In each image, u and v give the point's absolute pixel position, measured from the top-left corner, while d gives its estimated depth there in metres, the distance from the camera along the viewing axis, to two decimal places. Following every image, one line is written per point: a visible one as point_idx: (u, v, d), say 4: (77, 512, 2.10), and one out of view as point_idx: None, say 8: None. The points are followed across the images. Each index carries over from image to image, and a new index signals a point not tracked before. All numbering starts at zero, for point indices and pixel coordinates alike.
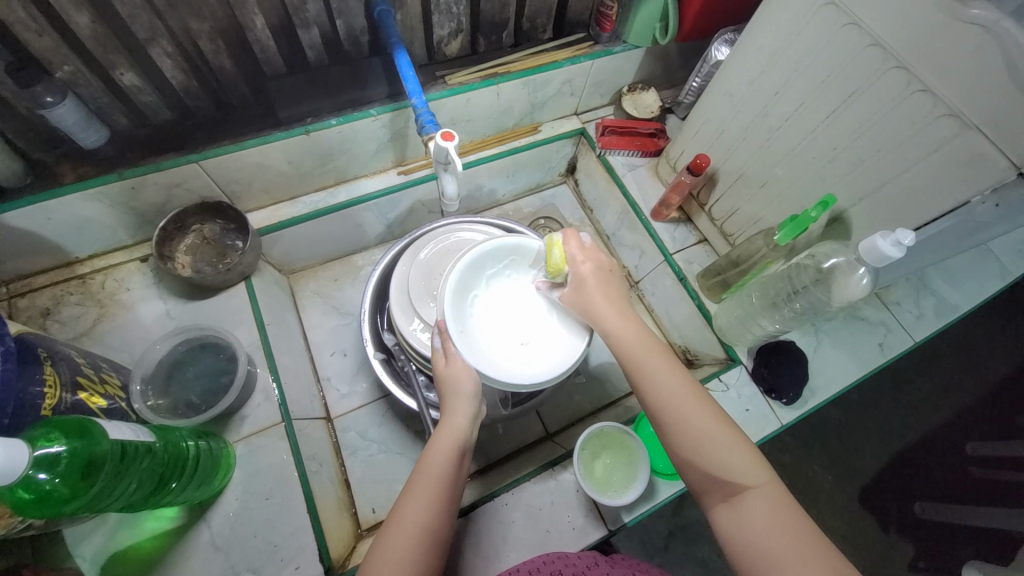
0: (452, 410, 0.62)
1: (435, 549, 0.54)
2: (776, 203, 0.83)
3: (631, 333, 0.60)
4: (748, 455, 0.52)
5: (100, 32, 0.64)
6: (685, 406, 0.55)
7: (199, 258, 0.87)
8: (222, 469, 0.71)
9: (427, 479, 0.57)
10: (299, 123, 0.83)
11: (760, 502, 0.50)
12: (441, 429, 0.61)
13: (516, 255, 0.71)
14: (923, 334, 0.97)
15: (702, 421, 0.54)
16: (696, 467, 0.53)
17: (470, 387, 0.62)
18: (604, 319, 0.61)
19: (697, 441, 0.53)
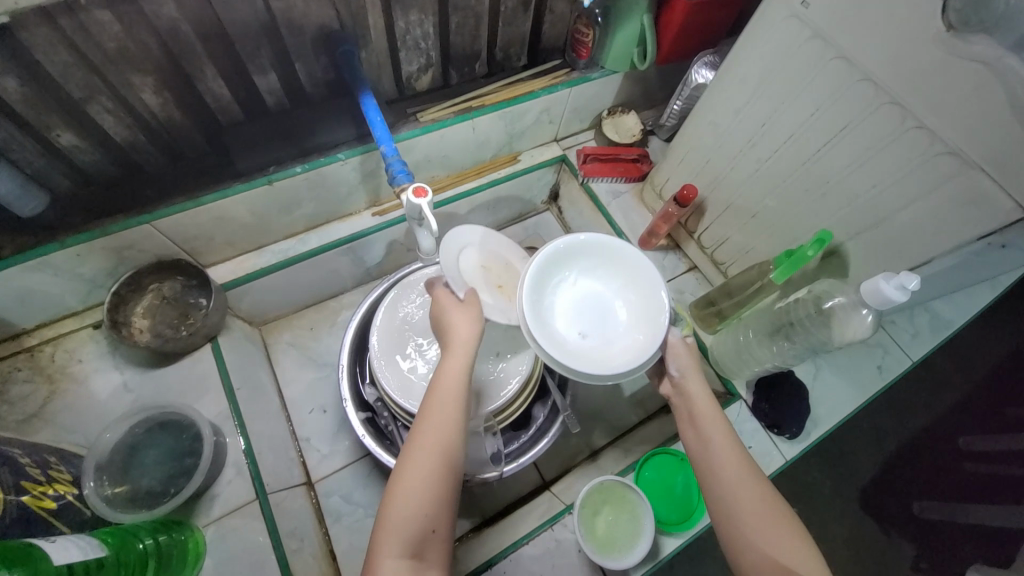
0: (458, 336, 0.61)
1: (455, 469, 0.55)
2: (767, 233, 0.80)
3: (715, 422, 0.61)
4: (806, 549, 0.53)
5: (31, 94, 0.58)
6: (753, 492, 0.56)
7: (159, 320, 0.81)
8: (191, 561, 0.64)
9: (443, 406, 0.56)
10: (260, 173, 0.77)
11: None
12: (450, 357, 0.60)
13: (618, 259, 0.65)
14: (921, 351, 0.95)
15: (766, 510, 0.55)
16: (753, 557, 0.54)
17: (474, 328, 0.62)
18: (703, 407, 0.62)
19: (766, 535, 0.54)
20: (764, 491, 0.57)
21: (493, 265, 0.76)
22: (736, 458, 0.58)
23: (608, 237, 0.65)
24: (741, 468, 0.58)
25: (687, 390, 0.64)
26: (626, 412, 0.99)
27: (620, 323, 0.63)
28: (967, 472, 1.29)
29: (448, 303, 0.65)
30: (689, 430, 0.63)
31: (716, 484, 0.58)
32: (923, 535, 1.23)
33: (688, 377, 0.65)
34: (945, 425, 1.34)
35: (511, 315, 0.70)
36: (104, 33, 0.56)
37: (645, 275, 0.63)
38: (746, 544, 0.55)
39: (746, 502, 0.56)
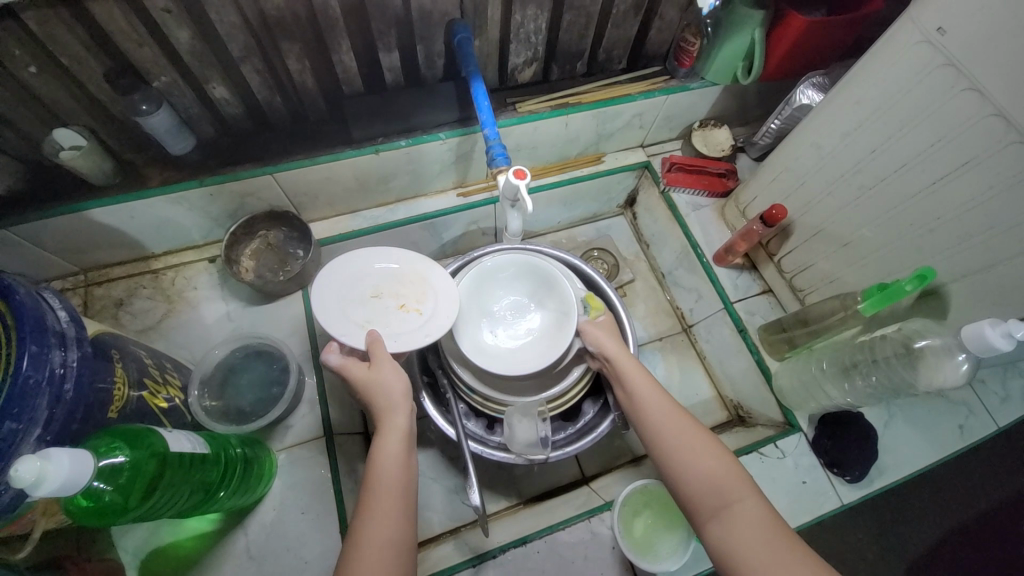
0: (390, 415, 0.63)
1: (407, 549, 0.56)
2: (858, 264, 0.78)
3: (633, 371, 0.72)
4: (735, 472, 0.59)
5: (198, 48, 0.66)
6: (675, 428, 0.64)
7: (261, 263, 0.90)
8: (265, 478, 0.72)
9: (386, 490, 0.58)
10: (369, 142, 0.84)
11: (745, 514, 0.55)
12: (383, 436, 0.62)
13: (542, 282, 0.86)
14: (1010, 419, 0.87)
15: (690, 443, 0.62)
16: (688, 485, 0.60)
17: (401, 386, 0.64)
18: (620, 361, 0.74)
19: (685, 459, 0.61)
20: (690, 429, 0.64)
21: (395, 285, 0.75)
22: (659, 405, 0.67)
23: (534, 263, 0.87)
24: (665, 412, 0.66)
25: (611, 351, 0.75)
26: None
27: (535, 331, 0.86)
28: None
29: (355, 368, 0.65)
30: (618, 390, 0.73)
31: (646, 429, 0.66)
32: None
33: (605, 344, 0.77)
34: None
35: (418, 334, 0.70)
36: (268, 2, 0.64)
37: (557, 299, 0.84)
38: (681, 478, 0.60)
39: (668, 432, 0.64)
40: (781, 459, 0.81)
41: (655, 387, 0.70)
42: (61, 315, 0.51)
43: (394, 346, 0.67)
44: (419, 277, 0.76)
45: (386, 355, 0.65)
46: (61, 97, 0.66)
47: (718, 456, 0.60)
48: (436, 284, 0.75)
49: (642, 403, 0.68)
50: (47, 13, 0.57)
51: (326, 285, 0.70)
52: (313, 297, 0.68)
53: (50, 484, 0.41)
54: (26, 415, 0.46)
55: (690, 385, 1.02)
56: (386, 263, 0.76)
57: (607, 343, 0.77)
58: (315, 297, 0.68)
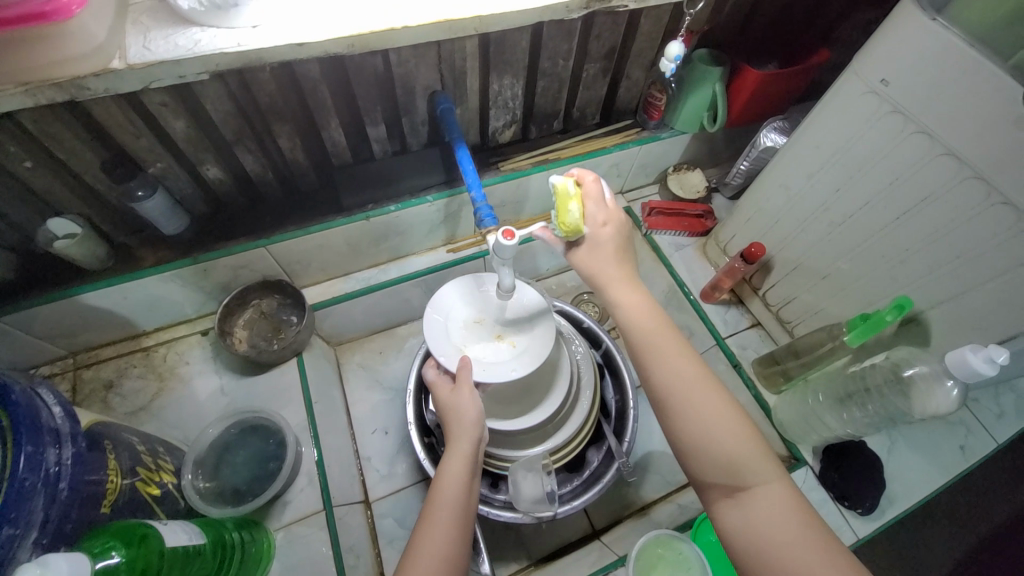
0: (459, 437, 0.67)
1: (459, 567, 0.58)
2: (840, 295, 0.80)
3: (637, 303, 0.59)
4: (757, 449, 0.52)
5: (193, 135, 0.69)
6: (692, 388, 0.55)
7: (255, 333, 0.90)
8: (262, 562, 0.69)
9: (443, 510, 0.61)
10: (359, 209, 0.87)
11: (769, 500, 0.50)
12: (451, 456, 0.66)
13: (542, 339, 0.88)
14: (1008, 435, 0.88)
15: (711, 411, 0.54)
16: (702, 457, 0.53)
17: (475, 412, 0.67)
18: (614, 290, 0.60)
19: (705, 430, 0.53)
20: (707, 393, 0.55)
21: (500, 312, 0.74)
22: (672, 360, 0.56)
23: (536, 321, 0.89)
24: (680, 366, 0.56)
25: (608, 281, 0.60)
26: (681, 467, 0.96)
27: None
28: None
29: (442, 390, 0.71)
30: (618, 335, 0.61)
31: (654, 388, 0.56)
32: None
33: (604, 272, 0.61)
34: None
35: (510, 363, 0.69)
36: (261, 91, 0.68)
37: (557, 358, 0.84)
38: (696, 450, 0.53)
39: (682, 393, 0.54)
40: None
41: (668, 329, 0.58)
42: (56, 411, 0.51)
43: (484, 376, 0.67)
44: (524, 307, 0.74)
45: (469, 386, 0.67)
46: (58, 190, 0.68)
47: (740, 427, 0.53)
48: (536, 315, 0.73)
49: (650, 357, 0.57)
50: (49, 115, 0.60)
51: (437, 308, 0.73)
52: (425, 317, 0.72)
53: None
54: (21, 519, 0.44)
55: None
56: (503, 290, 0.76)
57: (611, 274, 0.60)
58: (428, 319, 0.72)
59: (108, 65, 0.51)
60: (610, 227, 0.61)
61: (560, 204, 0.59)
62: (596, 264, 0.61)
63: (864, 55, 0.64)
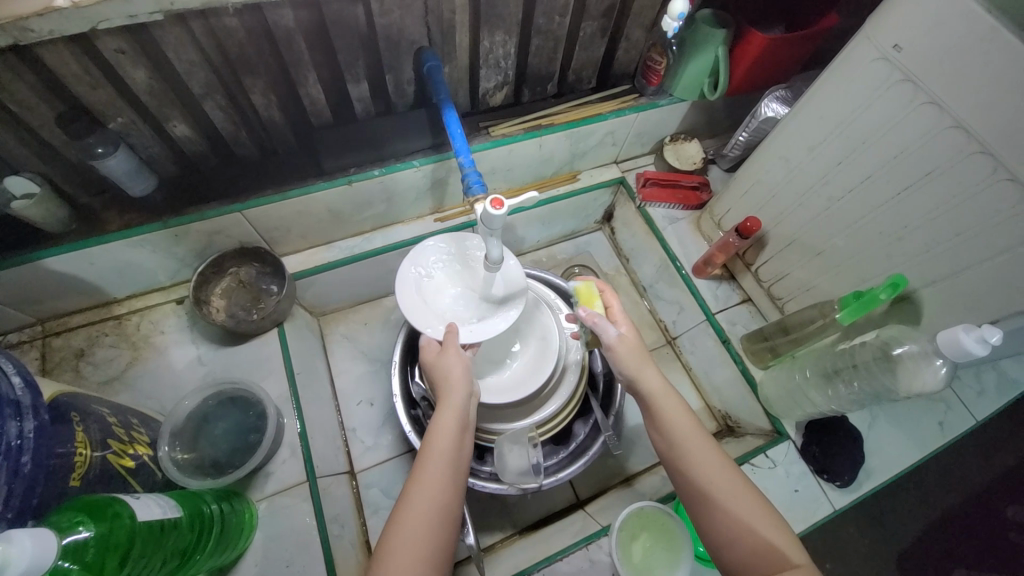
0: (448, 390, 0.65)
1: (451, 516, 0.57)
2: (832, 272, 0.80)
3: (667, 403, 0.63)
4: (786, 534, 0.54)
5: (156, 87, 0.64)
6: (726, 484, 0.57)
7: (233, 302, 0.87)
8: (244, 531, 0.68)
9: (436, 457, 0.59)
10: (341, 174, 0.82)
11: None
12: (442, 408, 0.64)
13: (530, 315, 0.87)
14: (986, 413, 0.89)
15: (742, 502, 0.56)
16: (737, 547, 0.54)
17: (460, 368, 0.66)
18: (646, 388, 0.64)
19: (736, 518, 0.55)
20: (737, 487, 0.57)
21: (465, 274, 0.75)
22: (710, 452, 0.60)
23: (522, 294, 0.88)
24: (713, 460, 0.59)
25: (641, 376, 0.65)
26: None
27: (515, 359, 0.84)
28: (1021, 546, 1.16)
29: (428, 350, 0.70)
30: (649, 429, 0.65)
31: (689, 481, 0.59)
32: None
33: (642, 376, 0.65)
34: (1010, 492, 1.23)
35: (491, 317, 0.72)
36: (229, 40, 0.62)
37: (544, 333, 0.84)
38: (727, 539, 0.55)
39: (715, 488, 0.57)
40: (771, 469, 0.81)
41: (698, 427, 0.62)
42: (16, 382, 0.47)
43: (472, 337, 0.69)
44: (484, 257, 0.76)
45: (458, 348, 0.68)
46: (9, 145, 0.63)
47: (768, 514, 0.55)
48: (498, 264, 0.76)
49: (685, 447, 0.60)
50: None
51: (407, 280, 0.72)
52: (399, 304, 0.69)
53: (15, 568, 0.37)
54: None
55: None
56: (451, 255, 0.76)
57: (644, 371, 0.65)
58: (400, 291, 0.71)
59: (49, 4, 0.48)
60: (633, 336, 0.69)
61: (587, 299, 0.74)
62: (627, 356, 0.66)
63: (879, 17, 0.60)
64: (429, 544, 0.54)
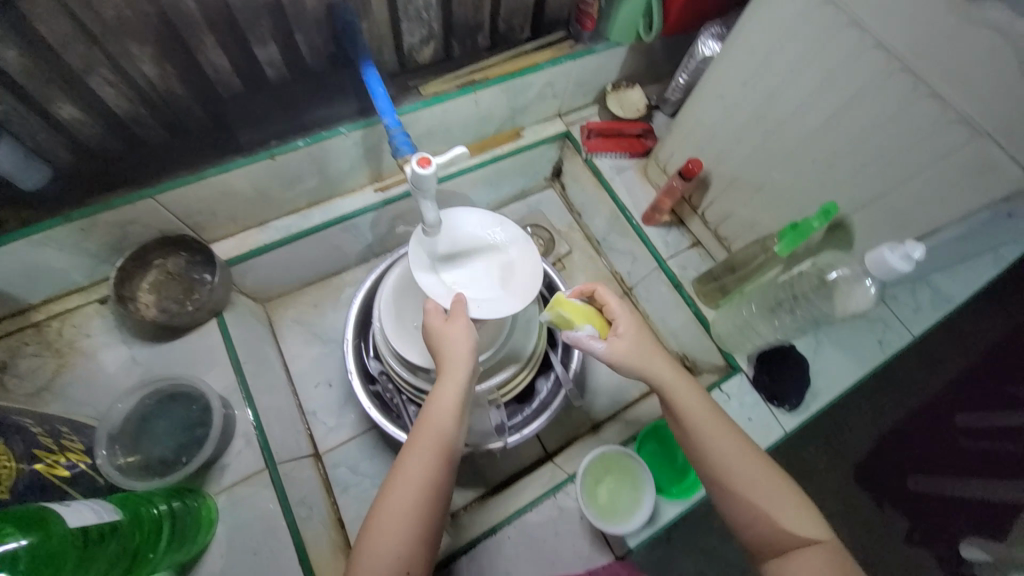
0: (449, 364, 0.62)
1: (437, 494, 0.57)
2: (771, 207, 0.81)
3: (687, 397, 0.62)
4: (800, 509, 0.56)
5: (29, 64, 0.57)
6: (745, 468, 0.58)
7: (165, 296, 0.82)
8: (203, 526, 0.66)
9: (428, 433, 0.59)
10: (262, 147, 0.77)
11: (813, 553, 0.53)
12: (443, 382, 0.62)
13: None
14: (922, 327, 0.92)
15: (764, 483, 0.57)
16: (759, 530, 0.56)
17: (468, 344, 0.63)
18: (663, 384, 0.63)
19: (759, 500, 0.57)
20: (757, 467, 0.58)
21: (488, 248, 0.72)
22: (727, 438, 0.59)
23: None
24: (732, 446, 0.59)
25: (654, 375, 0.63)
26: (628, 387, 1.00)
27: None
28: (964, 449, 1.27)
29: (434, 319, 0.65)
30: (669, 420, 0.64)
31: (711, 467, 0.59)
32: (918, 509, 1.23)
33: (659, 375, 0.63)
34: (947, 400, 1.32)
35: (504, 291, 0.68)
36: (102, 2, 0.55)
37: None
38: (748, 521, 0.57)
39: (737, 473, 0.58)
40: (725, 402, 0.85)
41: (717, 414, 0.62)
42: None
43: (479, 312, 0.66)
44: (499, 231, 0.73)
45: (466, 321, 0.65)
46: None
47: (789, 492, 0.57)
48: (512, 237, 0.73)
49: (707, 435, 0.60)
50: None
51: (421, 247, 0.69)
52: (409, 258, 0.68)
53: None
54: None
55: None
56: (476, 226, 0.73)
57: (654, 364, 0.63)
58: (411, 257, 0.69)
59: None
60: (642, 329, 0.66)
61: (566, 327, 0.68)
62: (638, 351, 0.64)
63: None
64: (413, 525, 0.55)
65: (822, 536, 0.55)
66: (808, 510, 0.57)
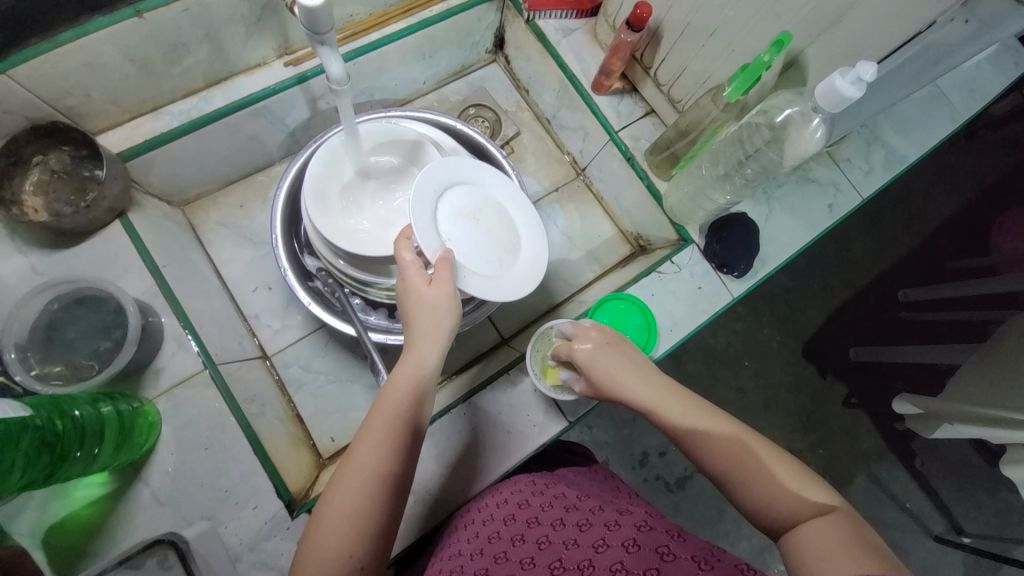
0: (416, 340, 0.60)
1: (396, 483, 0.53)
2: (726, 55, 0.74)
3: (665, 396, 0.57)
4: (805, 481, 0.47)
5: None
6: (735, 442, 0.51)
7: (55, 197, 0.72)
8: (145, 427, 0.64)
9: (386, 416, 0.55)
10: (124, 3, 0.64)
11: (821, 521, 0.44)
12: (406, 364, 0.59)
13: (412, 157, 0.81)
14: (872, 189, 0.90)
15: (760, 455, 0.49)
16: (764, 508, 0.47)
17: (434, 316, 0.60)
18: (629, 386, 0.59)
19: (754, 471, 0.48)
20: (748, 439, 0.51)
21: (500, 228, 0.72)
22: (709, 420, 0.53)
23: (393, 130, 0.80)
24: (718, 423, 0.53)
25: (614, 378, 0.61)
26: (581, 269, 1.00)
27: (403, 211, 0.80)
28: (905, 321, 1.36)
29: (411, 271, 0.61)
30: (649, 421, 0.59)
31: (705, 453, 0.51)
32: (854, 376, 1.34)
33: (632, 383, 0.59)
34: (894, 273, 1.37)
35: (503, 280, 0.68)
36: None
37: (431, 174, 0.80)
38: (755, 503, 0.48)
39: (723, 446, 0.51)
40: (676, 273, 0.83)
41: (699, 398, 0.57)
42: None
43: (478, 290, 0.64)
44: (508, 221, 0.73)
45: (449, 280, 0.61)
46: None
47: (788, 464, 0.49)
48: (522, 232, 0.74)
49: (687, 418, 0.54)
50: None
51: (426, 189, 0.67)
52: (415, 181, 0.64)
53: None
54: None
55: (590, 229, 1.03)
56: (490, 205, 0.73)
57: (622, 374, 0.61)
58: (413, 192, 0.65)
59: None
60: (610, 346, 0.64)
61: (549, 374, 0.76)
62: (607, 368, 0.62)
63: None
64: (372, 517, 0.50)
65: (833, 505, 0.45)
66: (813, 481, 0.48)
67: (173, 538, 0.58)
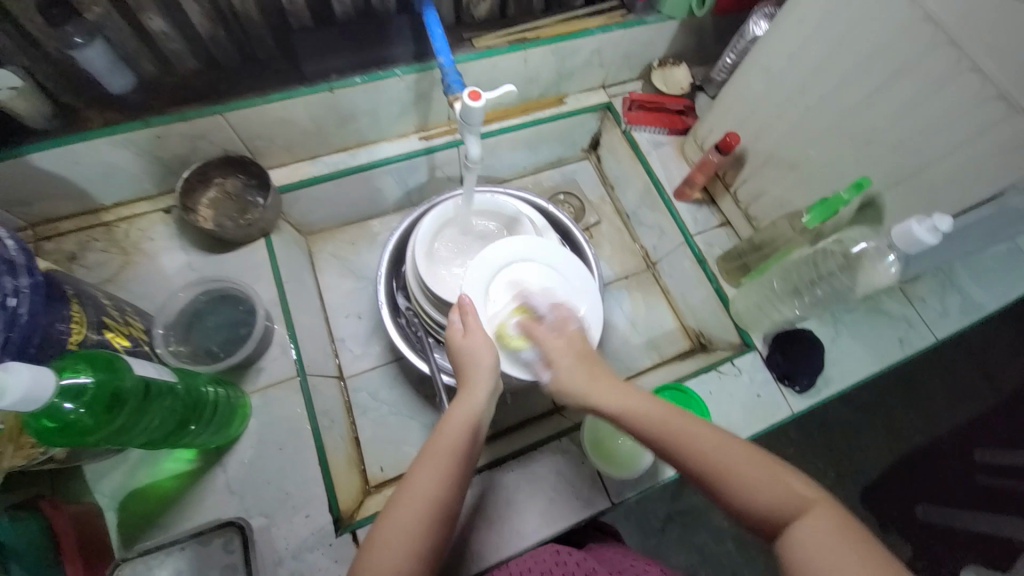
0: (473, 383, 0.65)
1: (444, 515, 0.56)
2: (805, 185, 0.83)
3: (640, 406, 0.60)
4: (784, 477, 0.49)
5: None
6: (714, 445, 0.52)
7: (221, 212, 0.87)
8: (238, 417, 0.73)
9: (440, 448, 0.59)
10: (323, 80, 0.82)
11: (810, 521, 0.46)
12: (461, 403, 0.64)
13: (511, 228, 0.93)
14: (947, 332, 0.90)
15: (742, 457, 0.51)
16: (750, 510, 0.49)
17: (487, 362, 0.67)
18: (604, 401, 0.62)
19: (736, 476, 0.50)
20: (728, 442, 0.53)
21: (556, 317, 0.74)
22: (691, 429, 0.55)
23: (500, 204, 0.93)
24: (699, 431, 0.54)
25: (592, 391, 0.64)
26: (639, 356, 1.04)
27: None
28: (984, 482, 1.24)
29: (456, 335, 0.70)
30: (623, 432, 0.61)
31: (694, 464, 0.53)
32: (922, 538, 1.19)
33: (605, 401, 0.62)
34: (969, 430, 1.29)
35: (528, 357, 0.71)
36: None
37: None
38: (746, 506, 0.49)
39: (710, 453, 0.52)
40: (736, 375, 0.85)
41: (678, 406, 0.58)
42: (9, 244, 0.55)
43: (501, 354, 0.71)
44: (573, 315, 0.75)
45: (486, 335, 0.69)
46: None
47: (765, 462, 0.51)
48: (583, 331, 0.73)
49: (668, 431, 0.55)
50: None
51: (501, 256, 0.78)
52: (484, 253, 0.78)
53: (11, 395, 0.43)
54: None
55: (653, 319, 1.08)
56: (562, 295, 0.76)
57: (599, 388, 0.63)
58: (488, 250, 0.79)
59: None
60: (583, 362, 0.67)
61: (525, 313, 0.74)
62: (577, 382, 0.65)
63: None
64: (421, 545, 0.53)
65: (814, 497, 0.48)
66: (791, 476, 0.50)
67: (241, 523, 0.63)
